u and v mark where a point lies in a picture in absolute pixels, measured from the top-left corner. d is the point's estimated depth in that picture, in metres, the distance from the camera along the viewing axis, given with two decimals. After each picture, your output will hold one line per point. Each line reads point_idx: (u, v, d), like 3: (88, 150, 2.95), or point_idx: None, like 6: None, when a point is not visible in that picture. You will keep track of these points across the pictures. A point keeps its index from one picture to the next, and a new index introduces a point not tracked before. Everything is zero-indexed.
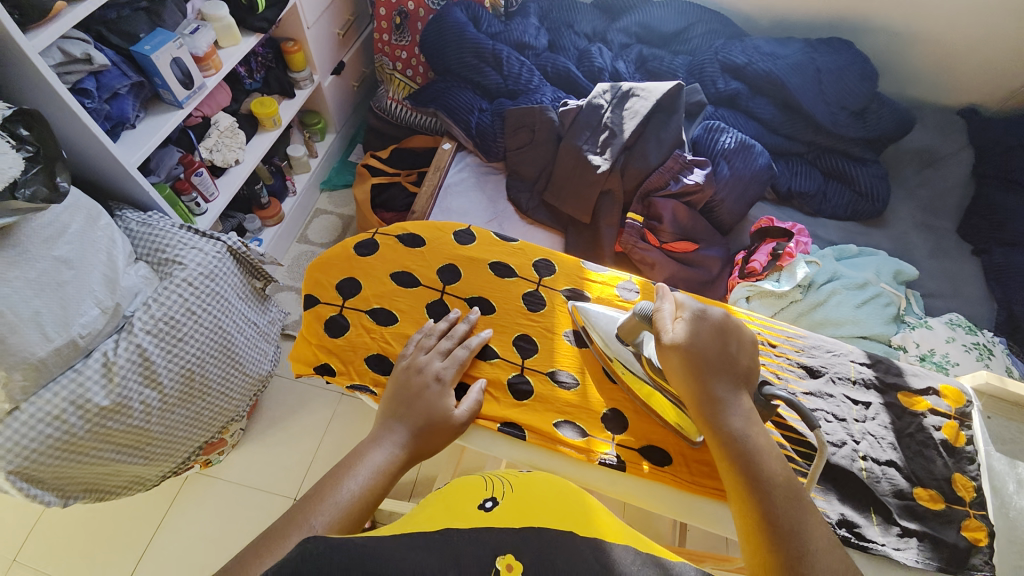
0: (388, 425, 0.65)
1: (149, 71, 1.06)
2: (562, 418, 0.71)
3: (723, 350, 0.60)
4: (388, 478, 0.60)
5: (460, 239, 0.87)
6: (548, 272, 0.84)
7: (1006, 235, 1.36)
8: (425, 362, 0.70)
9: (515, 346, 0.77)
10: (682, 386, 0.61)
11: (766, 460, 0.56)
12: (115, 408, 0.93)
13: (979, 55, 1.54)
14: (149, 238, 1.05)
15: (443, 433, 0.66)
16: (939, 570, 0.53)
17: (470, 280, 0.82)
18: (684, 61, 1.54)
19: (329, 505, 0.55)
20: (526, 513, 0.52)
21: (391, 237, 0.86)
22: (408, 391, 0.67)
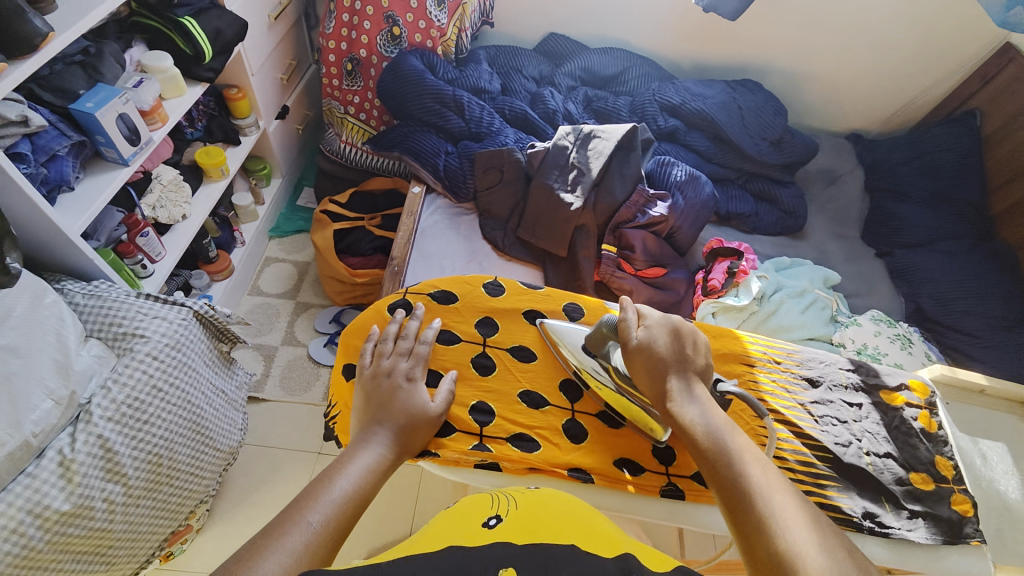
0: (369, 429, 0.59)
1: (91, 129, 0.98)
2: (621, 456, 0.71)
3: (677, 350, 0.65)
4: (378, 478, 0.54)
5: (490, 289, 0.82)
6: (578, 313, 0.82)
7: (902, 239, 1.62)
8: (393, 365, 0.66)
9: (563, 391, 0.75)
10: (647, 388, 0.65)
11: (730, 437, 0.58)
12: (76, 511, 0.81)
13: (857, 92, 1.86)
14: (100, 312, 0.95)
15: (423, 428, 0.63)
16: (943, 542, 0.63)
17: (510, 330, 0.79)
18: (627, 101, 1.69)
19: (325, 501, 0.49)
20: (530, 529, 0.53)
21: (421, 293, 0.79)
22: (383, 394, 0.63)
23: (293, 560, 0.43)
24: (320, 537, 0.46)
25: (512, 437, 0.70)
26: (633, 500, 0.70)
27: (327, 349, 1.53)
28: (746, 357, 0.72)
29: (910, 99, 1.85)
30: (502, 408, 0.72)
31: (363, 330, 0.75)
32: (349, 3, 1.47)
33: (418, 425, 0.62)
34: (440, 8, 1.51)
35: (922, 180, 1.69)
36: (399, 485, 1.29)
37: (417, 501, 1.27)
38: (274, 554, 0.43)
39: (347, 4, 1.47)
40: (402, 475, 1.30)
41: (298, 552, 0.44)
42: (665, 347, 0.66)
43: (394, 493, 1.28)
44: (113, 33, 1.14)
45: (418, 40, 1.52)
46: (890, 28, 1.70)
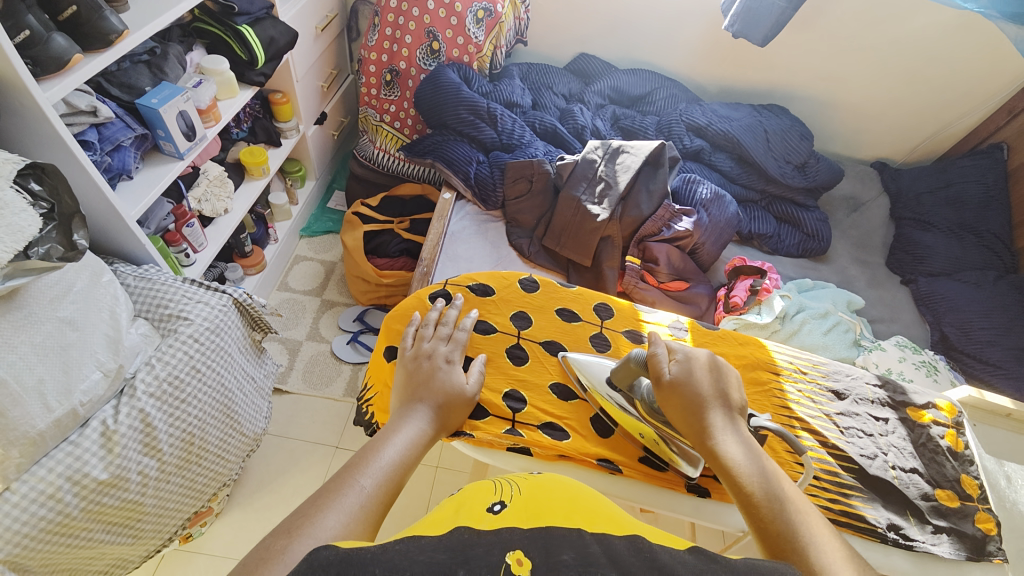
0: (412, 405, 0.61)
1: (154, 123, 1.05)
2: (648, 450, 0.72)
3: (710, 383, 0.64)
4: (420, 450, 0.56)
5: (526, 286, 0.85)
6: (608, 313, 0.83)
7: (926, 267, 1.61)
8: (433, 348, 0.69)
9: None
10: (683, 422, 0.63)
11: (768, 480, 0.57)
12: (112, 482, 0.85)
13: (882, 121, 1.88)
14: (149, 294, 1.01)
15: (460, 407, 0.66)
16: (968, 558, 0.64)
17: (543, 326, 0.81)
18: (654, 121, 1.73)
19: (374, 466, 0.51)
20: (535, 514, 0.50)
21: (461, 285, 0.83)
22: (423, 373, 0.66)
23: (351, 519, 0.45)
24: (371, 498, 0.48)
25: (543, 424, 0.73)
26: (659, 493, 0.71)
27: (350, 346, 1.58)
28: (773, 366, 0.75)
29: (938, 129, 1.86)
30: (534, 397, 0.75)
31: (407, 315, 0.78)
32: (393, 19, 1.55)
33: (455, 399, 0.65)
34: (478, 25, 1.57)
35: (948, 209, 1.68)
36: (412, 483, 1.30)
37: (429, 500, 1.28)
38: (329, 511, 0.45)
39: (391, 19, 1.55)
40: (415, 473, 1.32)
41: (354, 511, 0.46)
42: (701, 381, 0.64)
43: (407, 489, 1.29)
44: (177, 36, 1.23)
45: (455, 55, 1.58)
46: (919, 59, 1.72)
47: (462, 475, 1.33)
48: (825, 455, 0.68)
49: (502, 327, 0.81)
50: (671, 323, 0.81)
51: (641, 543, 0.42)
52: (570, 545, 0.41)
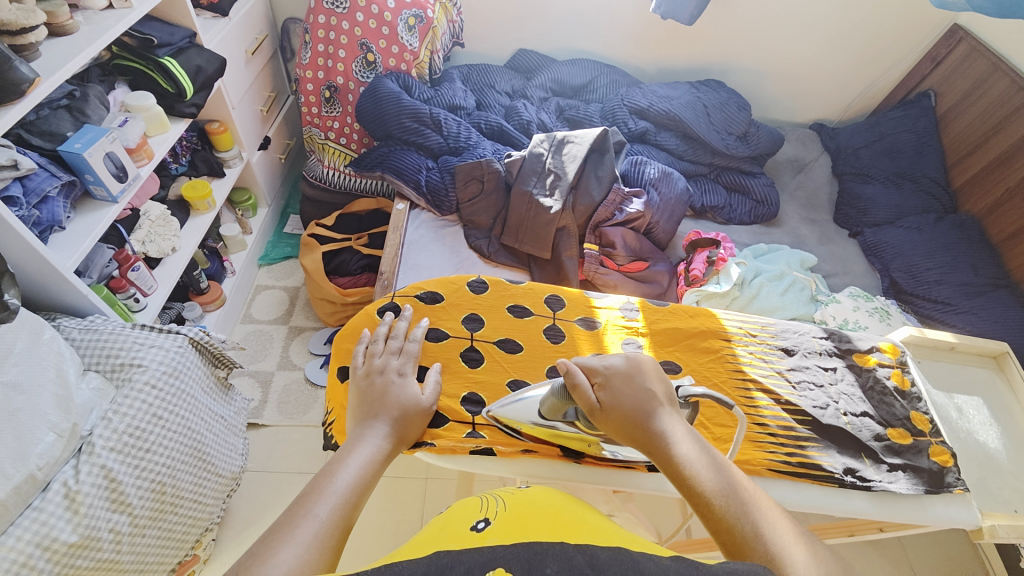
0: (367, 422, 0.61)
1: (80, 168, 1.01)
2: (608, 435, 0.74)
3: (642, 389, 0.65)
4: (378, 467, 0.57)
5: (475, 288, 0.86)
6: (560, 304, 0.84)
7: (871, 218, 1.69)
8: (385, 363, 0.69)
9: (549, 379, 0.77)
10: (624, 434, 0.63)
11: (717, 473, 0.57)
12: (83, 543, 0.82)
13: (815, 83, 1.96)
14: (98, 345, 0.96)
15: (417, 417, 0.67)
16: (926, 491, 0.67)
17: (495, 326, 0.81)
18: (598, 108, 1.75)
19: (330, 493, 0.51)
20: (517, 529, 0.51)
21: (410, 296, 0.83)
22: (376, 390, 0.66)
23: (306, 550, 0.45)
24: (326, 527, 0.48)
25: (503, 423, 0.74)
26: (619, 474, 0.73)
27: (324, 370, 1.55)
28: (724, 333, 0.78)
29: (868, 85, 1.94)
30: (493, 398, 0.75)
31: (355, 333, 0.78)
32: (324, 34, 1.53)
33: (412, 411, 0.66)
34: (410, 32, 1.57)
35: (885, 160, 1.76)
36: (403, 498, 1.29)
37: (422, 512, 1.28)
38: (282, 547, 0.44)
39: (321, 34, 1.52)
40: (406, 486, 1.31)
41: (309, 543, 0.46)
42: (629, 390, 0.65)
43: (398, 503, 1.28)
44: (96, 76, 1.18)
45: (392, 64, 1.57)
46: (843, 21, 1.79)
47: (453, 482, 1.33)
48: (781, 414, 0.71)
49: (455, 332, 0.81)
50: (623, 305, 0.83)
51: (622, 550, 0.43)
52: (554, 557, 0.41)
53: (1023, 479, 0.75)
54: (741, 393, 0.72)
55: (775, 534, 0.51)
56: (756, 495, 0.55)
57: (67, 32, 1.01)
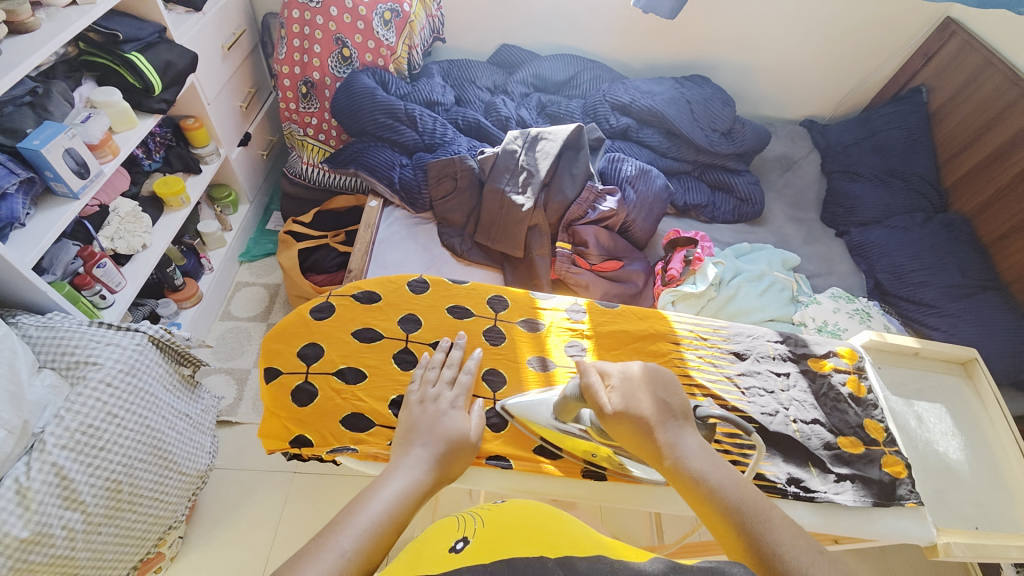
0: (410, 449, 0.59)
1: (39, 165, 0.99)
2: (541, 441, 0.73)
3: (654, 400, 0.62)
4: (414, 503, 0.53)
5: (415, 288, 0.84)
6: (503, 306, 0.83)
7: (858, 217, 1.65)
8: (438, 392, 0.67)
9: (485, 381, 0.75)
10: (635, 446, 0.61)
11: (736, 491, 0.55)
12: (35, 538, 0.83)
13: (805, 78, 1.91)
14: (53, 343, 0.96)
15: (465, 453, 0.63)
16: (874, 503, 0.65)
17: (433, 326, 0.79)
18: (579, 104, 1.72)
19: (355, 526, 0.47)
20: (496, 548, 0.47)
21: (346, 295, 0.82)
22: (425, 417, 0.64)
23: None
24: (351, 565, 0.45)
25: None
26: (553, 481, 0.72)
27: None
28: (673, 336, 0.78)
29: (860, 80, 1.90)
30: None
31: (287, 334, 0.77)
32: (299, 29, 1.51)
33: (459, 446, 0.62)
34: (387, 27, 1.55)
35: (874, 158, 1.72)
36: None
37: None
38: None
39: (296, 29, 1.50)
40: None
41: None
42: (642, 400, 0.62)
43: None
44: (62, 73, 1.17)
45: (368, 59, 1.55)
46: (833, 15, 1.75)
47: None
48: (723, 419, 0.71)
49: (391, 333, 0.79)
50: (569, 306, 0.83)
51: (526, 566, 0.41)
52: None
53: (983, 492, 0.73)
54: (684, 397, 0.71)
55: (797, 556, 0.49)
56: (773, 513, 0.53)
57: (28, 29, 1.00)
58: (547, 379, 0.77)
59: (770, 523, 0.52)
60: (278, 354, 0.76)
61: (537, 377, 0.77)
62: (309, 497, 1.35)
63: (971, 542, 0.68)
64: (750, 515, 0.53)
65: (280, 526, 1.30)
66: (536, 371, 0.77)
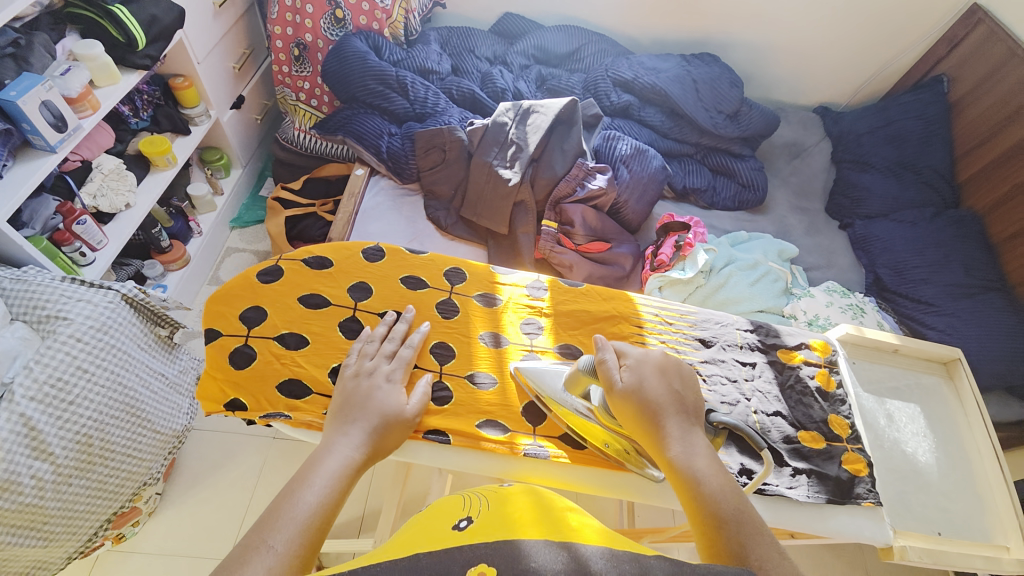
0: (342, 429, 0.60)
1: (15, 117, 0.98)
2: (483, 417, 0.70)
3: (668, 389, 0.62)
4: (347, 482, 0.55)
5: (369, 255, 0.82)
6: (459, 278, 0.81)
7: (864, 210, 1.58)
8: (375, 366, 0.67)
9: (432, 354, 0.74)
10: (638, 428, 0.61)
11: (728, 496, 0.55)
12: (1, 486, 0.84)
13: (823, 61, 1.81)
14: (25, 295, 0.96)
15: (400, 428, 0.64)
16: (828, 500, 0.64)
17: (383, 296, 0.78)
18: (580, 79, 1.66)
19: (287, 521, 0.48)
20: (493, 528, 0.46)
21: (296, 259, 0.80)
22: (361, 392, 0.64)
23: None
24: (282, 559, 0.46)
25: None
26: (493, 459, 0.69)
27: None
28: (637, 319, 0.78)
29: (880, 66, 1.80)
30: None
31: (231, 296, 0.75)
32: None
33: (392, 422, 0.63)
34: None
35: (887, 149, 1.64)
36: None
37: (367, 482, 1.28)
38: None
39: None
40: None
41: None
42: (655, 386, 0.62)
43: None
44: (45, 24, 1.14)
45: (363, 22, 1.52)
46: None
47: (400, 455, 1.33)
48: None
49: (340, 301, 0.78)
50: (530, 283, 0.82)
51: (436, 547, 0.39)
52: None
53: (949, 496, 0.71)
54: None
55: (775, 569, 0.49)
56: (762, 526, 0.53)
57: None
58: (497, 356, 0.75)
59: (759, 532, 0.52)
60: (220, 315, 0.74)
61: (487, 353, 0.75)
62: (286, 461, 1.36)
63: (927, 546, 0.66)
64: (741, 522, 0.53)
65: (256, 488, 1.32)
66: (486, 347, 0.76)
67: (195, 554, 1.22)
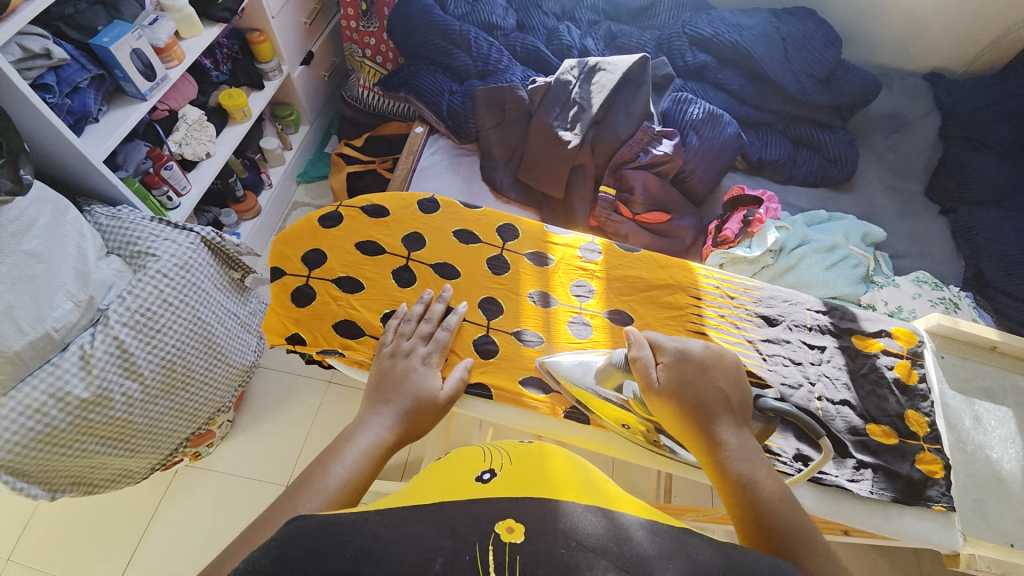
0: (376, 408, 0.61)
1: (110, 64, 1.05)
2: (527, 375, 0.70)
3: (711, 386, 0.59)
4: (376, 461, 0.56)
5: (425, 207, 0.83)
6: (512, 236, 0.81)
7: (974, 194, 1.38)
8: (411, 347, 0.68)
9: (481, 308, 0.74)
10: (677, 422, 0.58)
11: (775, 496, 0.52)
12: (95, 400, 0.95)
13: (944, 18, 1.56)
14: (120, 232, 1.06)
15: (432, 413, 0.64)
16: (893, 499, 0.60)
17: (437, 248, 0.79)
18: (653, 37, 1.54)
19: (315, 491, 0.50)
20: (517, 485, 0.47)
21: (354, 207, 0.83)
22: (397, 372, 0.65)
23: None
24: None
25: None
26: (535, 416, 0.70)
27: None
28: (694, 290, 0.74)
29: (1016, 24, 1.53)
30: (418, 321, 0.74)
31: (292, 237, 0.79)
32: None
33: (424, 406, 0.63)
34: None
35: (1009, 124, 1.41)
36: None
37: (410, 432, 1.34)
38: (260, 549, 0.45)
39: None
40: None
41: None
42: (698, 383, 0.59)
43: None
44: None
45: None
46: None
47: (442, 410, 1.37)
48: None
49: (394, 250, 0.80)
50: (584, 245, 0.80)
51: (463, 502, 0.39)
52: None
53: None
54: None
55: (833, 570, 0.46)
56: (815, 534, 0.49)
57: None
58: (544, 315, 0.74)
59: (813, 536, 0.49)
60: (284, 256, 0.79)
61: (534, 311, 0.75)
62: (340, 405, 1.46)
63: (1003, 558, 0.60)
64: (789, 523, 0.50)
65: (312, 427, 1.43)
66: (534, 305, 0.75)
67: (258, 478, 1.35)
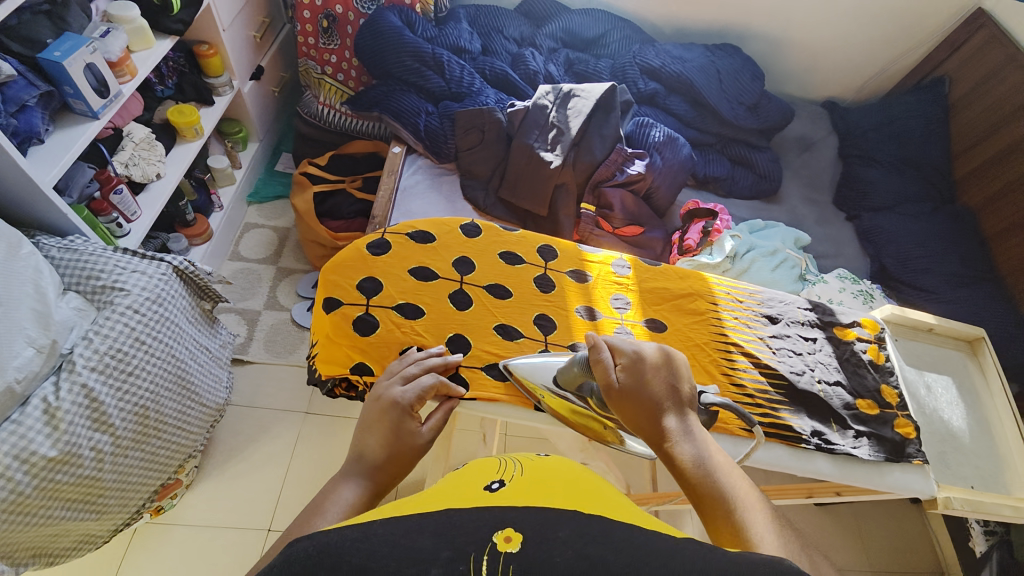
0: (354, 455, 0.57)
1: (59, 79, 0.94)
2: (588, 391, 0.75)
3: (664, 385, 0.61)
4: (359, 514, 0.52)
5: (467, 232, 0.88)
6: (552, 256, 0.87)
7: (870, 203, 1.67)
8: (388, 386, 0.65)
9: (536, 325, 0.80)
10: (636, 421, 0.60)
11: (727, 480, 0.54)
12: (63, 458, 0.83)
13: (835, 58, 1.88)
14: (78, 266, 0.95)
15: (408, 458, 0.60)
16: (886, 458, 0.74)
17: (486, 270, 0.84)
18: (607, 65, 1.68)
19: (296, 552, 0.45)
20: (536, 493, 0.46)
21: (400, 233, 0.86)
22: (373, 414, 0.61)
23: None
24: None
25: (487, 366, 0.76)
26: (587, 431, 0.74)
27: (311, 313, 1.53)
28: (712, 296, 0.85)
29: (887, 64, 1.88)
30: (479, 341, 0.78)
31: (343, 265, 0.81)
32: None
33: (399, 453, 0.59)
34: None
35: (891, 145, 1.73)
36: None
37: None
38: None
39: None
40: None
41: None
42: (651, 382, 0.62)
43: None
44: None
45: None
46: None
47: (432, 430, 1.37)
48: (749, 368, 0.79)
49: (445, 273, 0.84)
50: (615, 261, 0.88)
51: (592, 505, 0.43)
52: (566, 521, 0.40)
53: (982, 456, 0.81)
54: (722, 357, 0.79)
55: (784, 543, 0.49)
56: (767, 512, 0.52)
57: None
58: (593, 327, 0.80)
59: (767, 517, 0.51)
60: (338, 285, 0.80)
61: (583, 325, 0.81)
62: (320, 437, 1.38)
63: (969, 497, 0.76)
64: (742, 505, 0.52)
65: (292, 463, 1.34)
66: (582, 319, 0.81)
67: (235, 526, 1.24)
